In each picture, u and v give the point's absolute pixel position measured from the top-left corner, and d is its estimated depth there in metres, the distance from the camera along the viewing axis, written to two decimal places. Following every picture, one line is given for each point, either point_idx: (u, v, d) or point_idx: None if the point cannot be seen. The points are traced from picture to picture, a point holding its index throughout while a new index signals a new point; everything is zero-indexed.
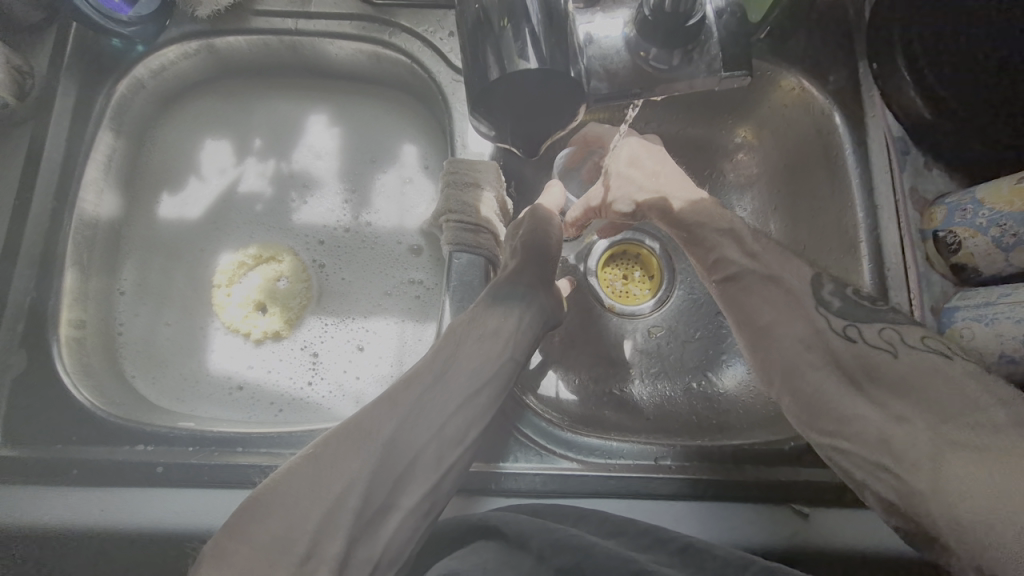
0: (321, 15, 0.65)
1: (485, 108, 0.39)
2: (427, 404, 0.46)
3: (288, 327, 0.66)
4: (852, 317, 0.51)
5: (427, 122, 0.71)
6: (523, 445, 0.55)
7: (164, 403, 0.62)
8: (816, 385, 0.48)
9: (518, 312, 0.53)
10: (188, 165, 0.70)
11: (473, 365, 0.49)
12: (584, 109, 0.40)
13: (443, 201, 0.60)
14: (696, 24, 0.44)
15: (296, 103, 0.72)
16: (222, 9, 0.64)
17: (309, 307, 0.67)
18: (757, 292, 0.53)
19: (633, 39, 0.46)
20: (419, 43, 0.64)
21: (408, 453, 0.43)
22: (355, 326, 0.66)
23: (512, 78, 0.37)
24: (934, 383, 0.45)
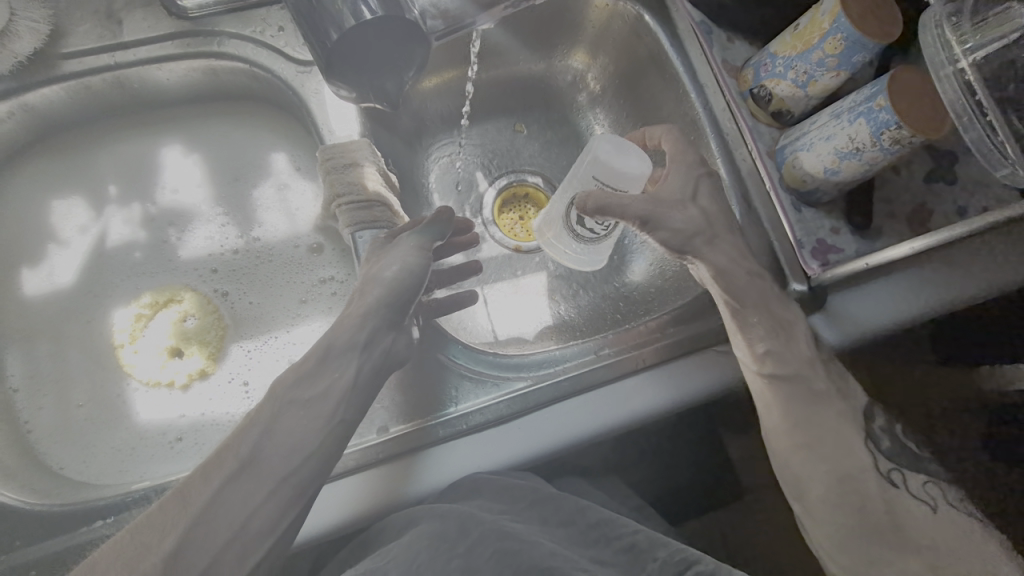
0: (139, 42, 0.62)
1: (340, 73, 0.41)
2: (231, 498, 0.43)
3: (212, 363, 0.64)
4: (897, 462, 0.55)
5: (286, 123, 0.70)
6: (480, 381, 0.60)
7: (107, 479, 0.58)
8: (843, 532, 0.53)
9: (355, 364, 0.51)
10: (45, 236, 0.65)
11: (290, 433, 0.47)
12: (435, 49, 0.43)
13: (329, 188, 0.61)
14: None
15: (143, 141, 0.68)
16: (24, 59, 0.59)
17: (227, 337, 0.65)
18: (804, 403, 0.57)
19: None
20: (251, 46, 0.64)
21: (204, 555, 0.41)
22: (280, 343, 0.65)
23: (353, 36, 0.39)
24: (964, 548, 0.50)
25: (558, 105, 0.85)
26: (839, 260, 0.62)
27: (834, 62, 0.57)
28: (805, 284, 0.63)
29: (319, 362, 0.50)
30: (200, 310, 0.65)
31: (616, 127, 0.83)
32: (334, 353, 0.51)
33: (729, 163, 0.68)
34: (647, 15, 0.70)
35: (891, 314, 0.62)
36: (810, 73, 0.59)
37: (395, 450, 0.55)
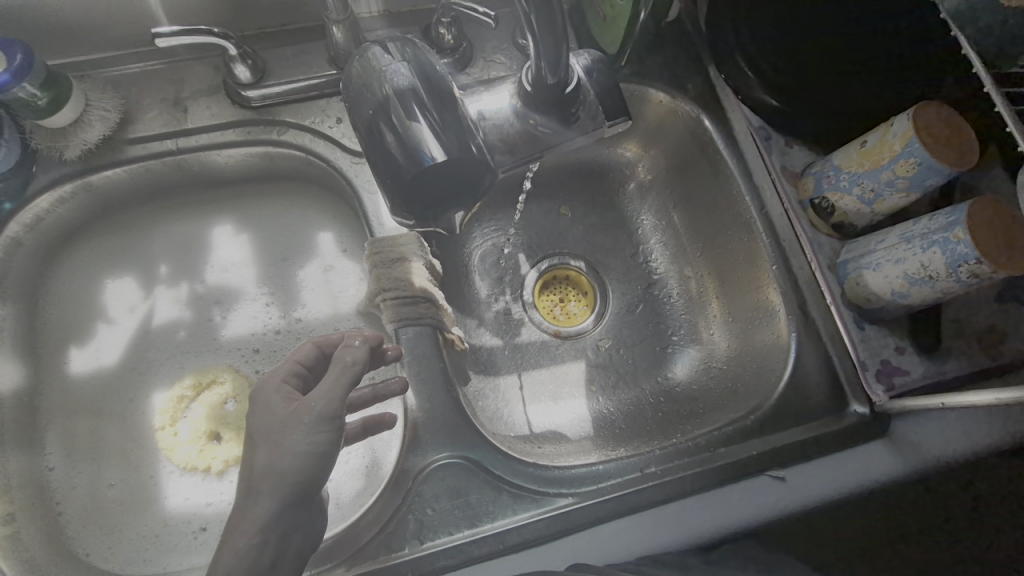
0: (201, 129, 0.64)
1: (403, 200, 0.41)
2: None
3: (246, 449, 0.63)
4: None
5: (336, 206, 0.71)
6: (517, 496, 0.55)
7: (130, 570, 0.57)
8: None
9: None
10: (95, 313, 0.65)
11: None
12: (496, 177, 0.44)
13: (375, 281, 0.61)
14: (572, 90, 0.47)
15: (197, 220, 0.69)
16: (94, 145, 0.61)
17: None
18: None
19: (520, 107, 0.49)
20: (309, 135, 0.65)
21: None
22: None
23: (422, 172, 0.39)
24: None
25: (604, 190, 0.84)
26: (903, 385, 0.59)
27: (904, 183, 0.55)
28: (867, 407, 0.60)
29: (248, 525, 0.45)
30: (238, 393, 0.65)
31: (664, 217, 0.81)
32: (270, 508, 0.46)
33: (785, 270, 0.66)
34: (705, 118, 0.70)
35: (951, 444, 0.58)
36: (877, 190, 0.57)
37: (429, 568, 0.52)
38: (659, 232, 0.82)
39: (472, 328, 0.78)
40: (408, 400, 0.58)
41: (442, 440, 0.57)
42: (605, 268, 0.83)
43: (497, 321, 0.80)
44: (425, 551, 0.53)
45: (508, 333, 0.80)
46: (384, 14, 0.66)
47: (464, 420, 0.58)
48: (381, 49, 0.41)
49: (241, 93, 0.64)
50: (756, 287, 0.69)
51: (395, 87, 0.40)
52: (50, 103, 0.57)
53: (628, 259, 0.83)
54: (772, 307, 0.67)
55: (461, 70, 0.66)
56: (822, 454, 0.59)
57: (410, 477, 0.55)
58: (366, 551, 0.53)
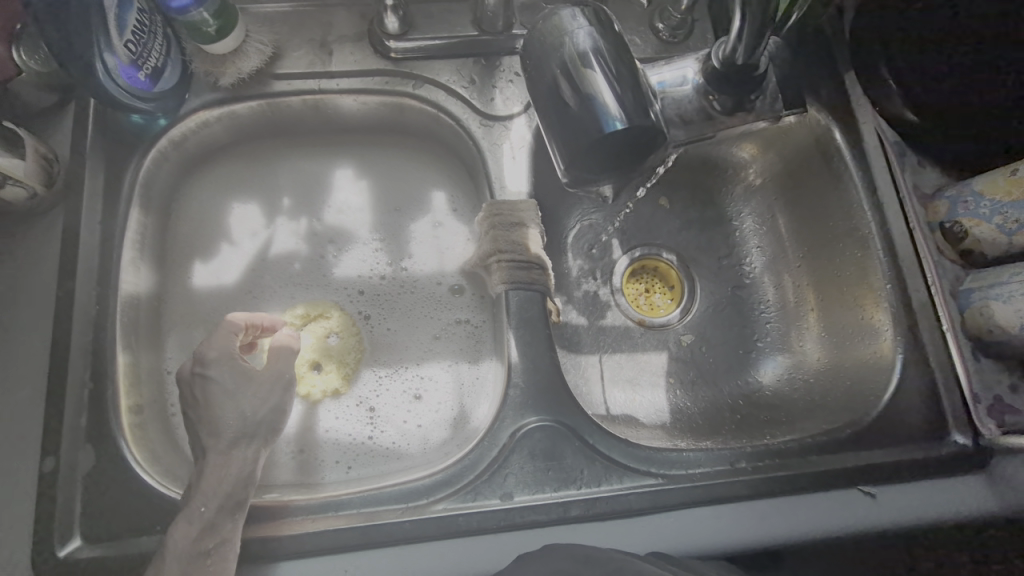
0: (343, 73, 0.67)
1: (571, 160, 0.42)
2: None
3: (344, 383, 0.65)
4: None
5: (453, 165, 0.72)
6: (608, 468, 0.56)
7: None
8: None
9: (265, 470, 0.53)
10: (220, 234, 0.69)
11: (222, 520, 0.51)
12: (667, 151, 0.43)
13: (492, 242, 0.62)
14: (760, 73, 0.48)
15: (320, 160, 0.72)
16: (246, 75, 0.64)
17: (362, 363, 0.66)
18: None
19: (702, 84, 0.48)
20: (443, 93, 0.67)
21: None
22: (409, 376, 0.66)
23: (598, 136, 0.39)
24: None
25: (707, 186, 0.84)
26: (1014, 423, 0.59)
27: None
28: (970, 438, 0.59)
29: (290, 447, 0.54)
30: (340, 329, 0.67)
31: (767, 220, 0.80)
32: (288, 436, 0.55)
33: (902, 291, 0.65)
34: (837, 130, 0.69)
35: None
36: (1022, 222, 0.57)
37: (519, 521, 0.54)
38: (759, 236, 0.81)
39: (561, 304, 0.79)
40: (511, 358, 0.60)
41: (540, 402, 0.58)
42: (697, 264, 0.83)
43: (584, 301, 0.81)
44: (517, 505, 0.55)
45: (593, 314, 0.80)
46: None
47: (563, 387, 0.60)
48: (572, 14, 0.42)
49: (384, 44, 0.66)
50: (861, 301, 0.68)
51: (584, 51, 0.41)
52: (216, 32, 0.60)
53: (723, 259, 0.82)
54: (877, 325, 0.66)
55: None
56: (917, 479, 0.58)
57: (508, 433, 0.57)
58: (462, 495, 0.55)
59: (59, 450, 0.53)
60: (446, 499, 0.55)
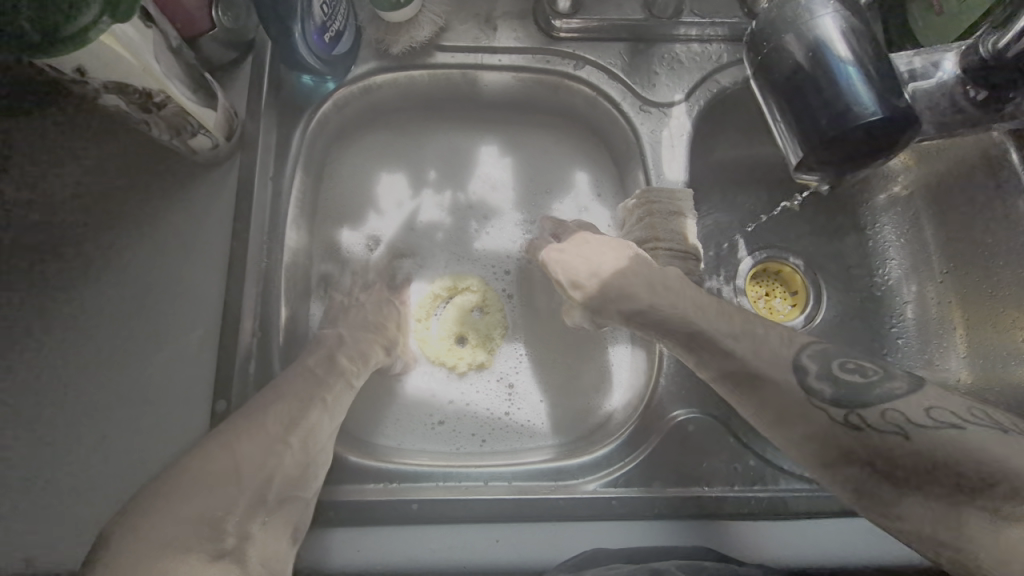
0: (505, 49, 0.67)
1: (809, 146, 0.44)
2: None
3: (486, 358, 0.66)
4: None
5: (599, 149, 0.72)
6: (759, 466, 0.56)
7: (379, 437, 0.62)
8: None
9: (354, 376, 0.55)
10: (367, 199, 0.70)
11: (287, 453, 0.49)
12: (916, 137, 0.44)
13: (650, 229, 0.62)
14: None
15: (466, 135, 0.73)
16: (414, 45, 0.65)
17: (502, 339, 0.66)
18: None
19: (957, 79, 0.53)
20: (604, 75, 0.66)
21: None
22: (548, 356, 0.66)
23: (849, 120, 0.41)
24: None
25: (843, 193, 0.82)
26: None
27: None
28: None
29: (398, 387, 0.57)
30: (482, 302, 0.67)
31: (911, 233, 0.78)
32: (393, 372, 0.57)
33: None
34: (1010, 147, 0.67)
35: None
36: None
37: (671, 510, 0.54)
38: (896, 247, 0.79)
39: None
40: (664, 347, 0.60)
41: (690, 394, 0.59)
42: (824, 271, 0.81)
43: None
44: (666, 495, 0.54)
45: None
46: None
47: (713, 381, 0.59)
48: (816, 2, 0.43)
49: (551, 22, 0.66)
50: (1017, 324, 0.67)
51: (833, 39, 0.42)
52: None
53: (854, 268, 0.80)
54: None
55: None
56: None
57: (659, 423, 0.58)
58: (609, 479, 0.56)
59: (231, 395, 0.55)
60: (594, 482, 0.55)
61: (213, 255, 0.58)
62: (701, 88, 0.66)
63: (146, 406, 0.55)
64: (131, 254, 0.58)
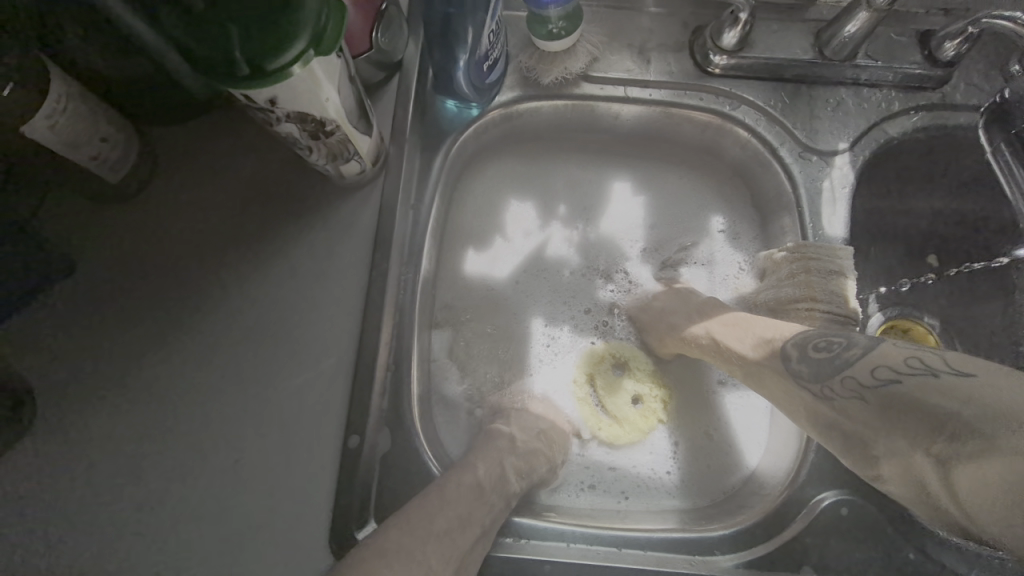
0: (659, 83, 0.63)
1: None
2: None
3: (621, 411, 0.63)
4: None
5: (740, 192, 0.68)
6: (926, 562, 0.51)
7: None
8: None
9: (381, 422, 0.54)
10: (495, 226, 0.68)
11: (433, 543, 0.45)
12: None
13: (805, 288, 0.57)
14: None
15: (600, 168, 0.70)
16: (566, 75, 0.62)
17: (656, 415, 0.63)
18: None
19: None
20: (761, 118, 0.63)
21: None
22: (685, 413, 0.63)
23: None
24: None
25: None
26: None
27: None
28: None
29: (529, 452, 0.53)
30: (636, 370, 0.65)
31: None
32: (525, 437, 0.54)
33: None
34: None
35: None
36: None
37: None
38: None
39: None
40: None
41: (846, 472, 0.53)
42: (964, 336, 0.75)
43: None
44: None
45: None
46: None
47: None
48: None
49: (709, 57, 0.62)
50: None
51: None
52: (560, 31, 0.58)
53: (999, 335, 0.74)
54: None
55: (938, 88, 0.62)
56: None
57: (805, 503, 0.53)
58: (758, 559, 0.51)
59: (364, 431, 0.53)
60: (740, 559, 0.51)
61: (351, 282, 0.57)
62: (868, 137, 0.61)
63: (275, 435, 0.53)
64: (268, 276, 0.57)
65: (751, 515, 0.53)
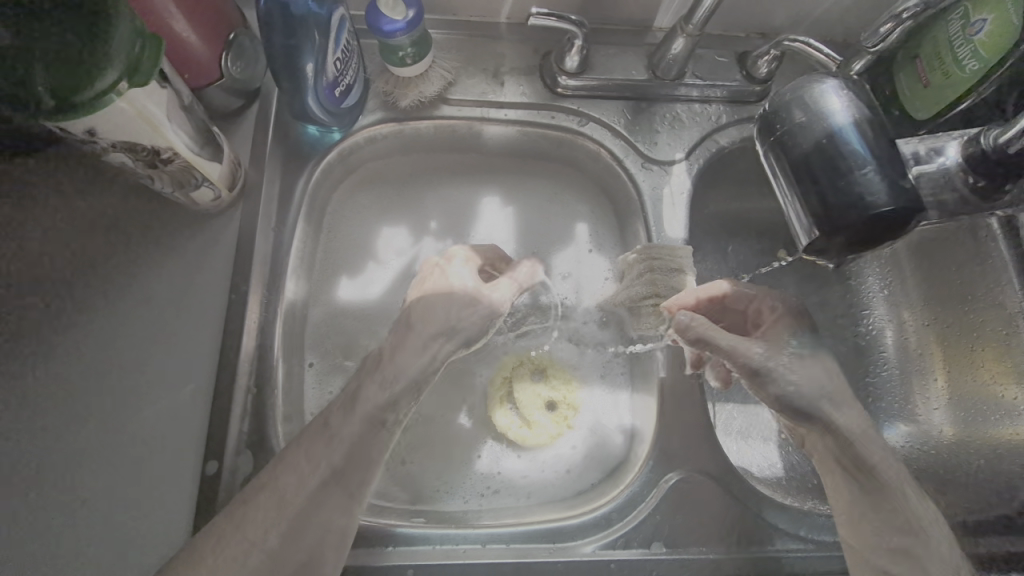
0: (513, 104, 0.68)
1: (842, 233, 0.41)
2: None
3: (539, 414, 0.65)
4: None
5: (599, 202, 0.73)
6: (759, 528, 0.56)
7: (425, 500, 0.62)
8: None
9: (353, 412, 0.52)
10: (367, 245, 0.70)
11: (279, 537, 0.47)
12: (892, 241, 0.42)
13: (650, 285, 0.63)
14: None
15: (469, 184, 0.73)
16: (422, 99, 0.65)
17: (567, 421, 0.66)
18: None
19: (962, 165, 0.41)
20: (607, 133, 0.68)
21: None
22: (587, 409, 0.67)
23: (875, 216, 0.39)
24: None
25: None
26: None
27: None
28: None
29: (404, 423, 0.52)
30: (556, 377, 0.67)
31: (892, 286, 0.81)
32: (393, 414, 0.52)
33: None
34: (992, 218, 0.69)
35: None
36: None
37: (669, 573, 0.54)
38: (877, 296, 0.82)
39: None
40: (663, 405, 0.60)
41: (689, 452, 0.58)
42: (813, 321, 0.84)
43: None
44: (666, 556, 0.54)
45: None
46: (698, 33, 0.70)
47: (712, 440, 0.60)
48: (828, 88, 0.43)
49: (557, 79, 0.67)
50: (996, 375, 0.69)
51: (846, 124, 0.41)
52: (409, 57, 0.61)
53: (840, 317, 0.83)
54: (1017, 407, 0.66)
55: (760, 101, 0.69)
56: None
57: (655, 481, 0.57)
58: (614, 542, 0.54)
59: (222, 455, 0.53)
60: (596, 543, 0.55)
61: (210, 308, 0.57)
62: (701, 147, 0.68)
63: (127, 468, 0.52)
64: (122, 306, 0.56)
65: (612, 502, 0.57)
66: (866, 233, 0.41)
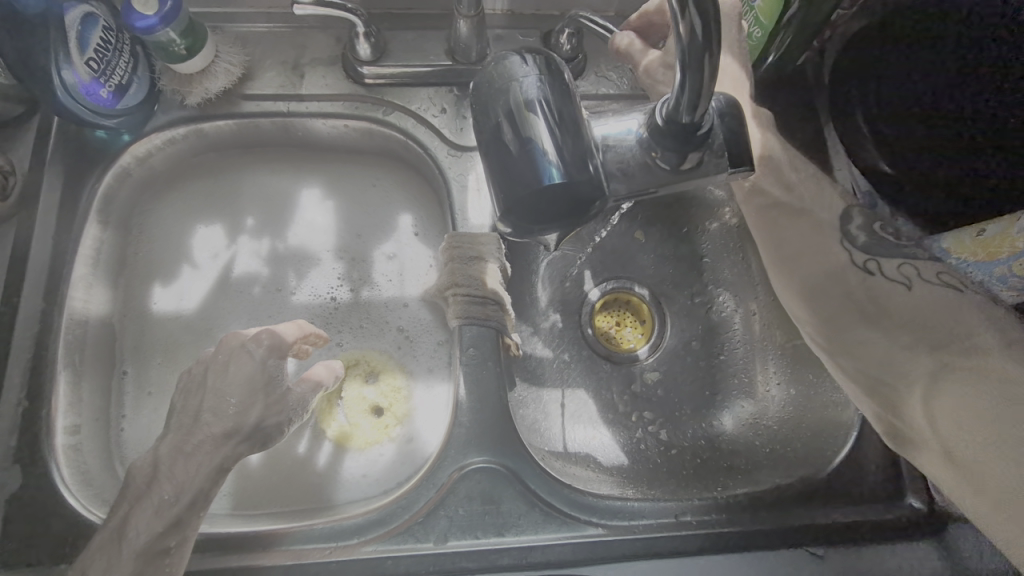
0: (313, 97, 0.66)
1: (521, 210, 0.39)
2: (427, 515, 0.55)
3: (362, 416, 0.65)
4: None
5: (423, 192, 0.72)
6: (548, 516, 0.56)
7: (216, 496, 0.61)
8: None
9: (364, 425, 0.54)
10: (178, 247, 0.68)
11: (161, 540, 0.48)
12: (583, 223, 0.41)
13: (449, 275, 0.62)
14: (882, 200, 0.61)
15: (288, 180, 0.71)
16: (213, 95, 0.64)
17: (388, 430, 0.65)
18: None
19: (646, 138, 0.40)
20: (412, 121, 0.66)
21: None
22: (411, 416, 0.65)
23: (549, 188, 0.38)
24: None
25: (687, 222, 0.81)
26: None
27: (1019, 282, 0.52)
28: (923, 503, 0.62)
29: (269, 403, 0.52)
30: (386, 382, 0.66)
31: (742, 261, 0.78)
32: (228, 446, 0.51)
33: None
34: None
35: (985, 555, 0.59)
36: (987, 283, 0.54)
37: (449, 567, 0.54)
38: (728, 272, 0.79)
39: (525, 335, 0.76)
40: (459, 396, 0.60)
41: (485, 442, 0.58)
42: (669, 301, 0.81)
43: (551, 333, 0.78)
44: (448, 550, 0.54)
45: (560, 344, 0.78)
46: (507, 13, 0.69)
47: (508, 429, 0.59)
48: (522, 60, 0.40)
49: (359, 70, 0.66)
50: None
51: (531, 98, 0.39)
52: (185, 51, 0.60)
53: (695, 296, 0.80)
54: None
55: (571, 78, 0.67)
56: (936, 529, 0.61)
57: (447, 474, 0.57)
58: (393, 539, 0.54)
59: None
60: (376, 541, 0.54)
61: None
62: None
63: None
64: None
65: (399, 501, 0.56)
66: (541, 206, 0.39)
